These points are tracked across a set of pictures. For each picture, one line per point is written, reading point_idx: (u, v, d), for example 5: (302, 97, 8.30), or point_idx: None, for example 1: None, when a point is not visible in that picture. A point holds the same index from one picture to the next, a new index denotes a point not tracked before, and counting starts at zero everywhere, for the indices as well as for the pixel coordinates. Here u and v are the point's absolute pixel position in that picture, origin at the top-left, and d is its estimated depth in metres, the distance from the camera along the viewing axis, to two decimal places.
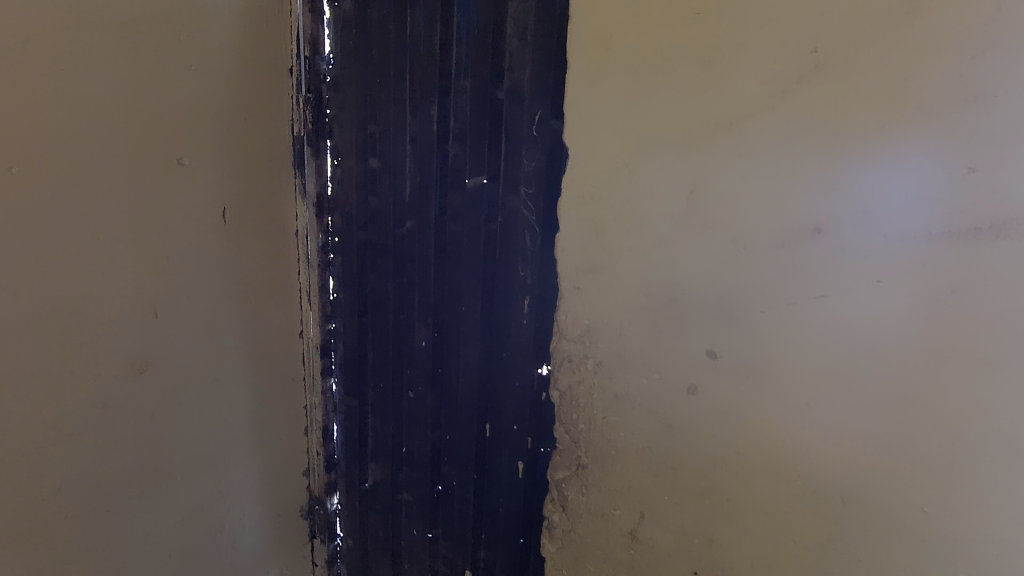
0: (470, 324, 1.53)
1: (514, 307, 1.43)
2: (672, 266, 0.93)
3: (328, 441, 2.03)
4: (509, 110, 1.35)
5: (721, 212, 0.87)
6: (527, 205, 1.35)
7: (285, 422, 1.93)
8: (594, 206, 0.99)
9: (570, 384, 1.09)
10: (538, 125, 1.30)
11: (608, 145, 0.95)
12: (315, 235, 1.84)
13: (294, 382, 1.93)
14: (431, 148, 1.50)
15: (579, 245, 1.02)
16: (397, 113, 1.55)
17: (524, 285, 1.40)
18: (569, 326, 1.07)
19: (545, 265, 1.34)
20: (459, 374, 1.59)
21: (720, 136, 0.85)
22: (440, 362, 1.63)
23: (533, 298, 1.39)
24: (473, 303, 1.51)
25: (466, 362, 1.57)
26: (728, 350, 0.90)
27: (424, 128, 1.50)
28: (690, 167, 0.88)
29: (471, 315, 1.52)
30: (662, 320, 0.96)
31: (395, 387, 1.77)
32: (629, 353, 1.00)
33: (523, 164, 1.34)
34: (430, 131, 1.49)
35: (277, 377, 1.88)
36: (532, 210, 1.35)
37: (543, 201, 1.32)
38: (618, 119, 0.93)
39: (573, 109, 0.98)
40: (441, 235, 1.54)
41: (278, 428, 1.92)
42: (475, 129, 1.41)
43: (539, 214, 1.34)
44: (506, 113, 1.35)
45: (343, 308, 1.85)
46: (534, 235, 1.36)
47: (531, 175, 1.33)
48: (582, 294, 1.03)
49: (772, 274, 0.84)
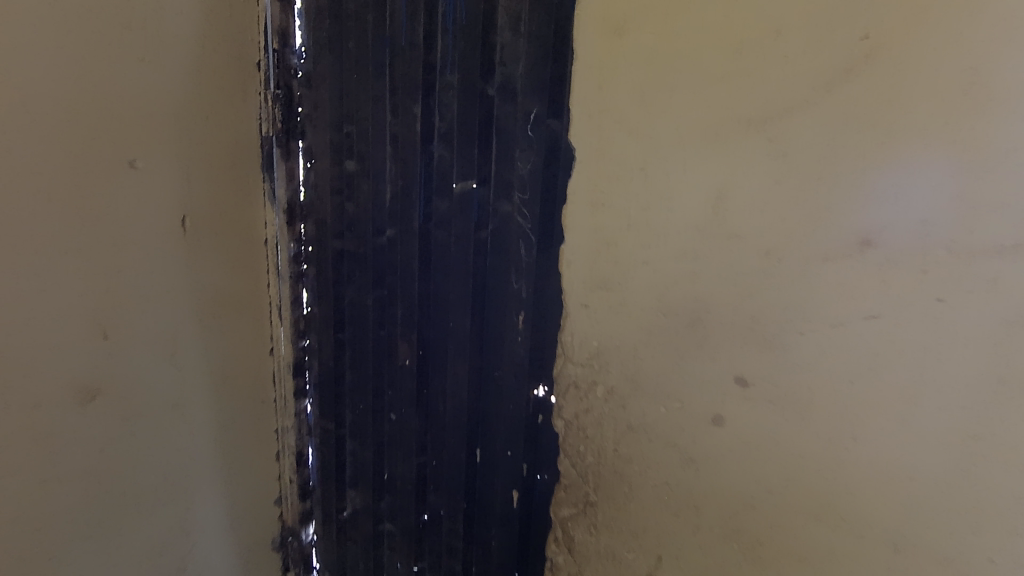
0: (457, 341, 1.40)
1: (507, 323, 1.31)
2: (695, 282, 0.82)
3: (303, 466, 1.89)
4: (501, 108, 1.23)
5: (753, 221, 0.76)
6: (521, 212, 1.24)
7: (255, 447, 1.78)
8: (605, 214, 0.88)
9: (577, 413, 0.98)
10: (533, 125, 1.19)
11: (620, 145, 0.84)
12: (285, 244, 1.70)
13: (265, 404, 1.78)
14: (414, 149, 1.37)
15: (587, 257, 0.91)
16: (377, 112, 1.42)
17: (518, 299, 1.28)
18: (574, 349, 0.96)
19: (541, 278, 1.23)
20: (446, 395, 1.46)
21: (751, 135, 0.74)
22: (424, 382, 1.50)
23: (528, 313, 1.27)
24: (462, 319, 1.38)
25: (454, 383, 1.44)
26: (760, 377, 0.80)
27: (406, 128, 1.38)
28: (717, 170, 0.77)
29: (459, 332, 1.39)
30: (684, 343, 0.85)
31: (376, 409, 1.63)
32: (644, 379, 0.89)
33: (517, 168, 1.23)
34: (413, 131, 1.36)
35: (246, 399, 1.73)
36: (527, 218, 1.23)
37: (538, 208, 1.21)
38: (633, 115, 0.82)
39: (580, 104, 0.87)
40: (425, 244, 1.41)
41: (248, 454, 1.76)
42: (462, 130, 1.29)
43: (534, 222, 1.22)
44: (497, 111, 1.23)
45: (318, 323, 1.71)
46: (529, 245, 1.24)
47: (525, 179, 1.22)
48: (590, 313, 0.92)
49: (814, 291, 0.74)
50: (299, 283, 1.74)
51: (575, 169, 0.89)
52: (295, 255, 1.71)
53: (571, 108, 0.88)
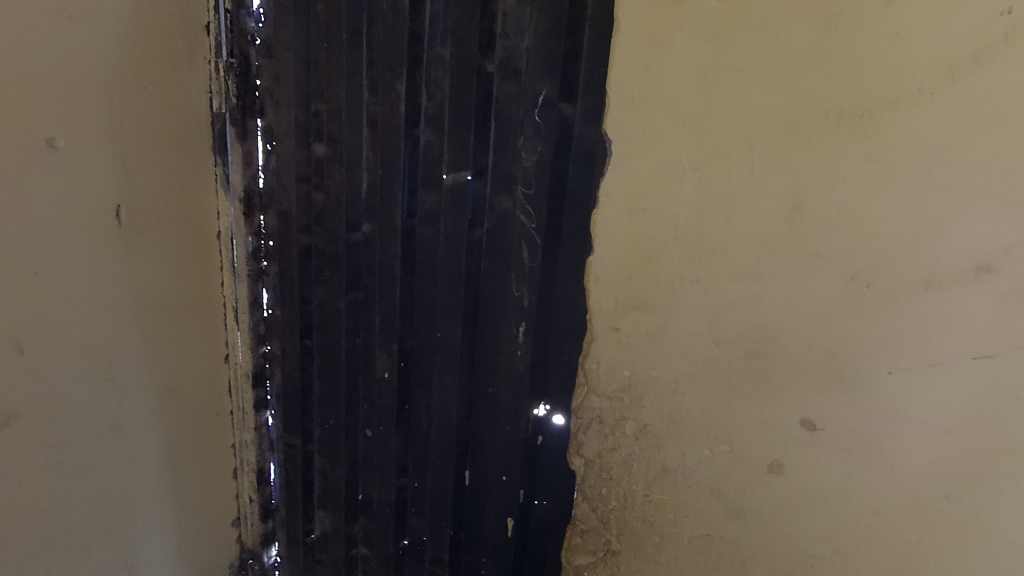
0: (446, 354, 1.23)
1: (504, 334, 1.16)
2: (757, 307, 0.68)
3: (264, 484, 1.68)
4: (501, 88, 1.06)
5: (841, 237, 0.63)
6: (525, 209, 1.07)
7: (208, 466, 1.57)
8: (646, 221, 0.73)
9: (600, 452, 0.84)
10: (541, 109, 1.02)
11: (670, 139, 0.69)
12: (242, 238, 1.47)
13: (220, 418, 1.58)
14: (396, 133, 1.18)
15: (622, 272, 0.76)
16: (351, 88, 1.22)
17: (520, 309, 1.12)
18: (601, 379, 0.81)
19: (547, 284, 1.08)
20: (431, 413, 1.30)
21: (843, 131, 0.61)
22: (406, 397, 1.33)
23: (530, 324, 1.11)
24: (451, 327, 1.21)
25: (442, 399, 1.28)
26: (831, 421, 0.67)
27: (387, 107, 1.18)
28: (795, 174, 0.64)
29: (447, 343, 1.22)
30: (739, 378, 0.71)
31: (348, 424, 1.45)
32: (687, 416, 0.76)
33: (523, 156, 1.06)
34: (396, 111, 1.17)
35: (198, 413, 1.52)
36: (531, 216, 1.07)
37: (544, 204, 1.05)
38: (689, 103, 0.67)
39: (620, 88, 0.71)
40: (409, 242, 1.23)
41: (200, 475, 1.56)
42: (455, 111, 1.11)
43: (539, 221, 1.06)
44: (498, 92, 1.06)
45: (280, 328, 1.50)
46: (532, 248, 1.08)
47: (529, 170, 1.05)
48: (622, 337, 0.78)
49: (907, 324, 0.61)
50: (258, 283, 1.51)
51: (610, 166, 0.74)
52: (255, 251, 1.48)
53: (609, 92, 0.72)
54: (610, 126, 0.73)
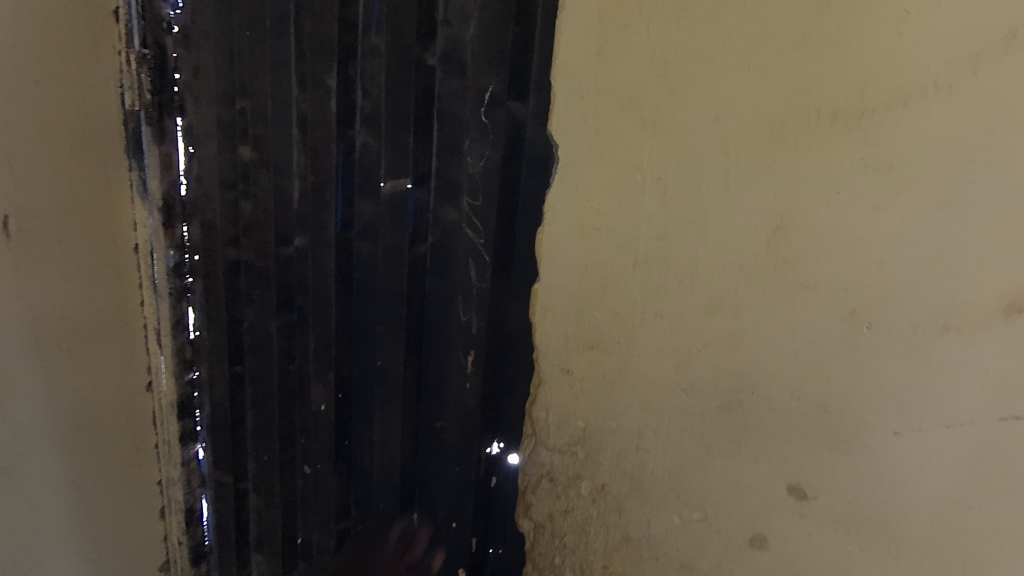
0: (387, 385, 1.09)
1: (449, 362, 1.02)
2: (734, 350, 0.56)
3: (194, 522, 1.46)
4: (444, 84, 0.92)
5: (837, 265, 0.50)
6: (471, 222, 0.94)
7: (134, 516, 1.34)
8: (600, 243, 0.60)
9: (552, 516, 0.70)
10: (488, 108, 0.89)
11: (627, 143, 0.57)
12: (162, 253, 1.24)
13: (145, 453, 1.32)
14: (328, 135, 1.03)
15: (573, 304, 0.63)
16: (278, 84, 1.07)
17: (468, 336, 0.98)
18: (550, 430, 0.68)
19: (496, 307, 0.94)
20: (373, 449, 1.15)
21: (838, 135, 0.48)
22: (346, 432, 1.18)
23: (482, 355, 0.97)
24: (392, 355, 1.07)
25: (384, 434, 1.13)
26: (824, 488, 0.55)
27: (317, 105, 1.03)
28: (779, 187, 0.51)
29: (389, 371, 1.08)
30: (713, 434, 0.59)
31: (284, 460, 1.29)
32: (652, 475, 0.63)
33: (469, 161, 0.92)
34: (327, 110, 1.02)
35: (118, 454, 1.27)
36: (478, 228, 0.93)
37: (492, 215, 0.91)
38: (650, 100, 0.55)
39: (568, 80, 0.58)
40: (346, 259, 1.08)
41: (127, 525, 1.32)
42: (390, 111, 0.97)
43: (488, 237, 0.92)
44: (440, 90, 0.93)
45: (210, 354, 1.31)
46: (480, 266, 0.94)
47: (474, 175, 0.92)
48: (575, 381, 0.65)
49: (916, 376, 0.49)
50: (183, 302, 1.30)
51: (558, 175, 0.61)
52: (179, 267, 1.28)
53: (555, 85, 0.59)
54: (556, 128, 0.60)
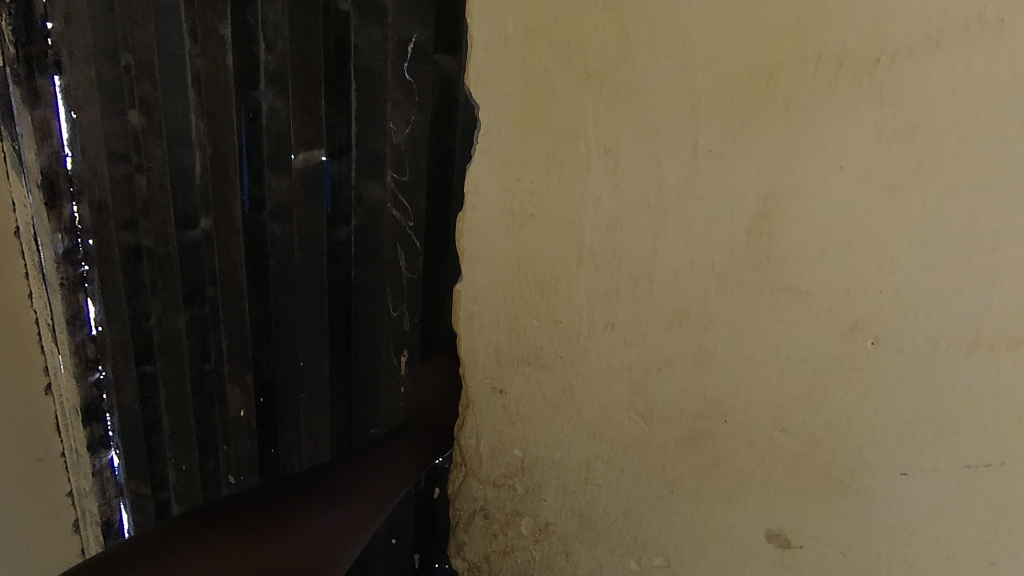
0: (313, 392, 0.86)
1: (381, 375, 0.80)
2: (705, 369, 0.44)
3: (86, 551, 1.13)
4: (361, 32, 0.65)
5: (836, 265, 0.39)
6: (399, 203, 0.70)
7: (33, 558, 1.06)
8: (538, 234, 0.47)
9: (487, 556, 0.59)
10: (412, 62, 0.63)
11: (568, 106, 0.43)
12: (47, 236, 0.88)
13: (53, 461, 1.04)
14: (225, 97, 0.74)
15: (506, 310, 0.50)
16: (164, 32, 0.74)
17: (410, 337, 0.75)
18: (482, 460, 0.55)
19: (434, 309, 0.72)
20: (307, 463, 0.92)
21: (842, 92, 0.36)
22: (273, 446, 0.95)
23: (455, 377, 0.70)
24: (317, 357, 0.83)
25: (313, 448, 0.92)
26: (808, 535, 0.45)
27: (201, 58, 0.73)
28: (764, 162, 0.39)
29: (317, 378, 0.85)
30: (677, 470, 0.48)
31: (205, 473, 1.03)
32: (603, 516, 0.52)
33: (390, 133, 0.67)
34: (223, 66, 0.72)
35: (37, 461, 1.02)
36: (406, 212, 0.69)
37: (425, 200, 0.67)
38: (595, 47, 0.41)
39: (491, 19, 0.43)
40: (257, 245, 0.81)
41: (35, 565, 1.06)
42: (298, 70, 0.68)
43: (421, 222, 0.69)
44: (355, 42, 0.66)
45: (115, 355, 0.97)
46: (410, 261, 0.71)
47: (397, 147, 0.67)
48: (510, 403, 0.52)
49: (931, 405, 0.39)
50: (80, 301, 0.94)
51: (478, 149, 0.46)
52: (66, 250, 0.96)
53: (474, 25, 0.44)
54: (472, 84, 0.45)
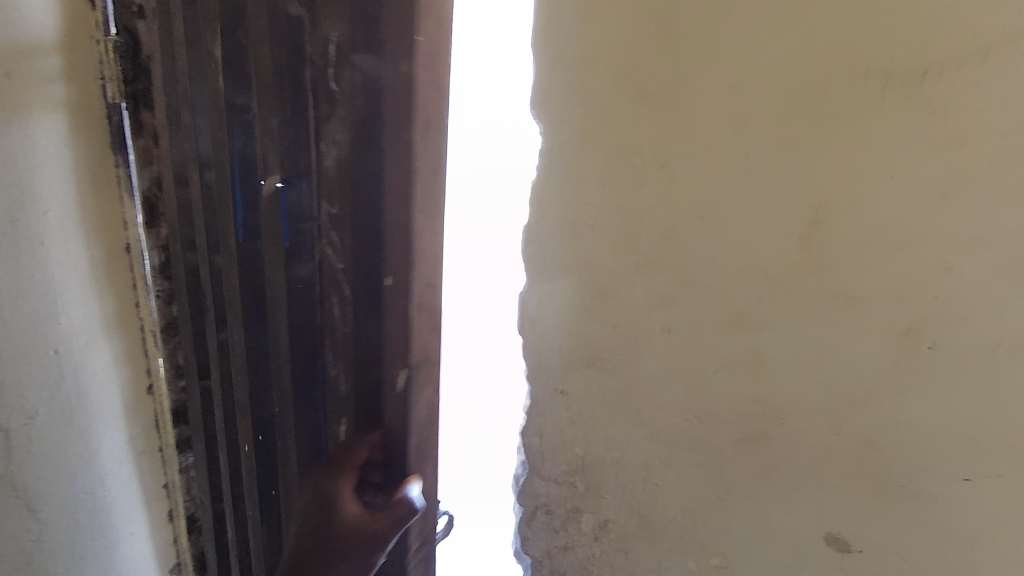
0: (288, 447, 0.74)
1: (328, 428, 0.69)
2: (760, 373, 0.46)
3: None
4: (313, 38, 0.54)
5: (891, 271, 0.40)
6: (330, 238, 0.59)
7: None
8: (597, 244, 0.50)
9: (550, 551, 0.61)
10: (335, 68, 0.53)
11: (625, 125, 0.46)
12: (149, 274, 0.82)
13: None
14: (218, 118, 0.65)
15: (567, 316, 0.53)
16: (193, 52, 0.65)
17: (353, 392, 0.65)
18: (545, 457, 0.58)
19: (369, 362, 0.62)
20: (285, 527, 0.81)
21: (891, 106, 0.38)
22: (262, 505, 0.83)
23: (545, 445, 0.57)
24: (284, 407, 0.72)
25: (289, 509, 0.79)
26: (867, 540, 0.45)
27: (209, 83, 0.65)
28: (815, 172, 0.41)
29: (292, 433, 0.72)
30: (733, 470, 0.49)
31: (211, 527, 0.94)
32: (662, 515, 0.54)
33: (325, 154, 0.56)
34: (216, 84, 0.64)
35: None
36: (338, 249, 0.59)
37: (355, 235, 0.58)
38: (650, 71, 0.44)
39: (554, 49, 0.47)
40: (252, 280, 0.70)
41: None
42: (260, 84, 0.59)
43: (353, 261, 0.59)
44: (298, 44, 0.55)
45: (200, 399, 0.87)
46: (349, 305, 0.61)
47: (326, 173, 0.57)
48: (571, 404, 0.55)
49: (992, 410, 0.39)
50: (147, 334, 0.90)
51: (540, 167, 0.51)
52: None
53: (537, 55, 0.48)
54: (534, 107, 0.50)
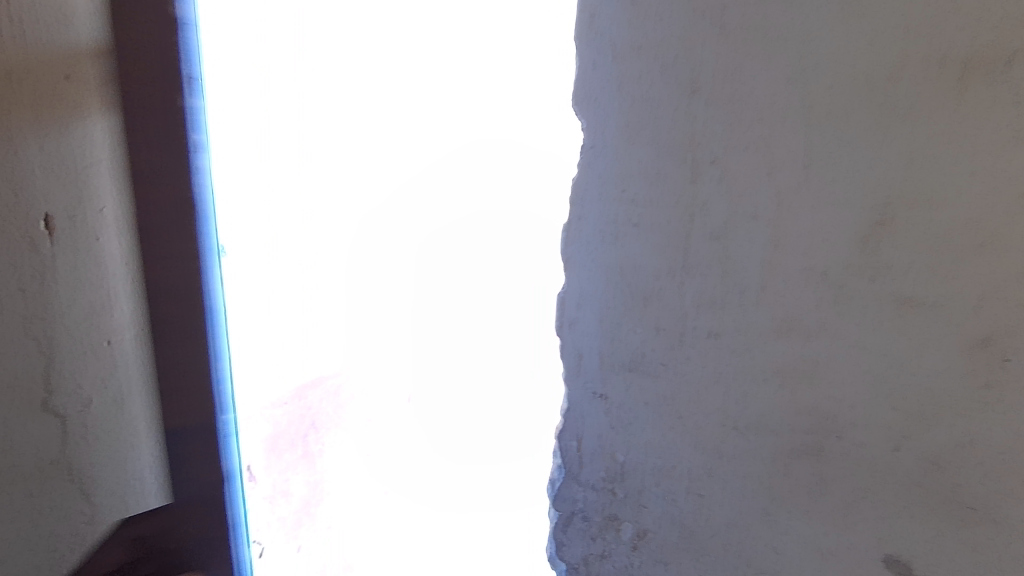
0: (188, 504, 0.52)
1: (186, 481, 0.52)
2: (816, 382, 0.43)
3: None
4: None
5: (968, 275, 0.38)
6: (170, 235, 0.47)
7: None
8: (641, 244, 0.48)
9: (584, 562, 0.59)
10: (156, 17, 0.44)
11: (675, 120, 0.44)
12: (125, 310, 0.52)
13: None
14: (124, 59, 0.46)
15: (608, 318, 0.51)
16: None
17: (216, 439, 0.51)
18: (583, 463, 0.56)
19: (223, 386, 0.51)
20: None
21: (971, 102, 0.36)
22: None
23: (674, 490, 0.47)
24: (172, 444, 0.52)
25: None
26: (932, 564, 0.43)
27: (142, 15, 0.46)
28: (882, 170, 0.39)
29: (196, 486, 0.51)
30: (785, 485, 0.47)
31: None
32: (706, 528, 0.51)
33: (134, 155, 0.46)
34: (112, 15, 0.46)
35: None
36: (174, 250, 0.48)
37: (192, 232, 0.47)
38: (703, 64, 0.43)
39: (601, 41, 0.45)
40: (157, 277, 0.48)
41: None
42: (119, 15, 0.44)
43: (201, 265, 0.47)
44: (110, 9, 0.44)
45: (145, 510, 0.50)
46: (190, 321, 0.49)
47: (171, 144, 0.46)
48: (611, 408, 0.53)
49: None
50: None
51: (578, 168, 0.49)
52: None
53: (582, 47, 0.46)
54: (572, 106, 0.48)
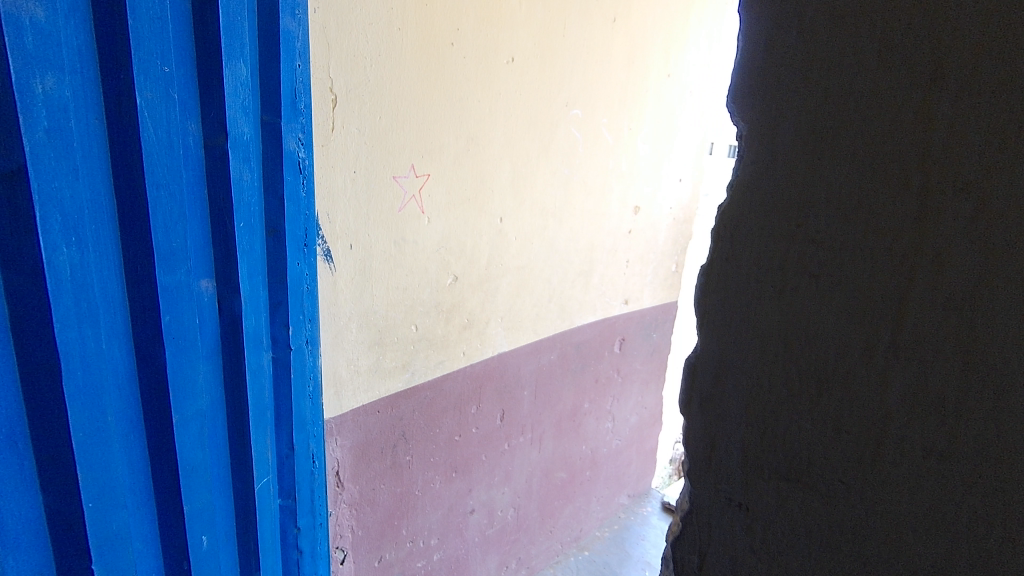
0: None
1: None
2: (1011, 507, 0.37)
3: (255, 554, 1.27)
4: None
5: None
6: None
7: None
8: (824, 279, 0.41)
9: None
10: None
11: (893, 134, 0.38)
12: None
13: (243, 441, 1.16)
14: None
15: (770, 362, 0.45)
16: None
17: None
18: (721, 521, 0.50)
19: None
20: None
21: None
22: None
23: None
24: None
25: None
26: None
27: None
28: None
29: None
30: None
31: None
32: None
33: None
34: None
35: (233, 432, 1.15)
36: None
37: None
38: (945, 64, 0.36)
39: (799, 43, 0.40)
40: None
41: None
42: None
43: None
44: None
45: None
46: None
47: None
48: (764, 466, 0.47)
49: None
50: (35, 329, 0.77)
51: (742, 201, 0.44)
52: (251, 251, 1.11)
53: (772, 45, 0.42)
54: (748, 133, 0.44)
